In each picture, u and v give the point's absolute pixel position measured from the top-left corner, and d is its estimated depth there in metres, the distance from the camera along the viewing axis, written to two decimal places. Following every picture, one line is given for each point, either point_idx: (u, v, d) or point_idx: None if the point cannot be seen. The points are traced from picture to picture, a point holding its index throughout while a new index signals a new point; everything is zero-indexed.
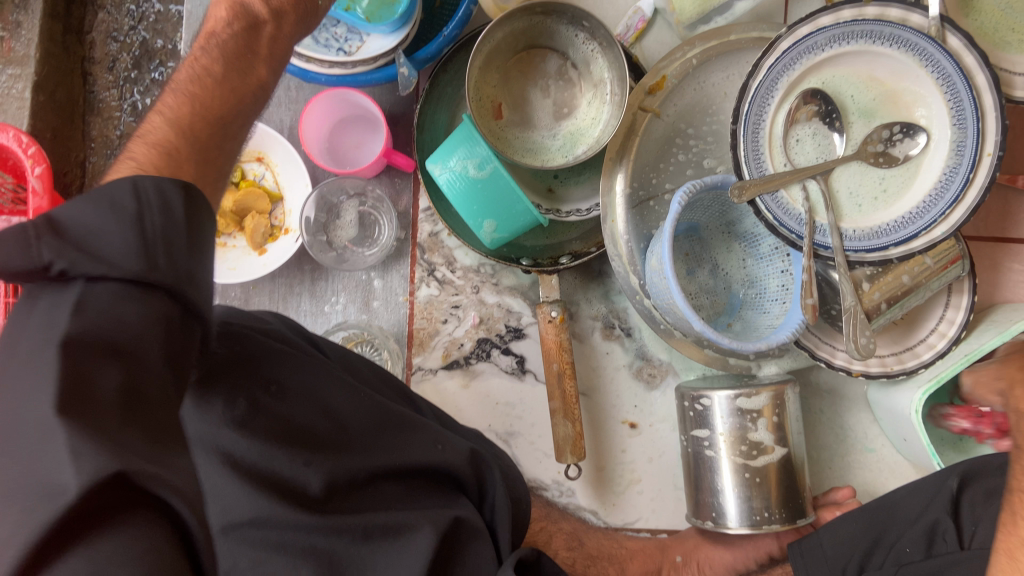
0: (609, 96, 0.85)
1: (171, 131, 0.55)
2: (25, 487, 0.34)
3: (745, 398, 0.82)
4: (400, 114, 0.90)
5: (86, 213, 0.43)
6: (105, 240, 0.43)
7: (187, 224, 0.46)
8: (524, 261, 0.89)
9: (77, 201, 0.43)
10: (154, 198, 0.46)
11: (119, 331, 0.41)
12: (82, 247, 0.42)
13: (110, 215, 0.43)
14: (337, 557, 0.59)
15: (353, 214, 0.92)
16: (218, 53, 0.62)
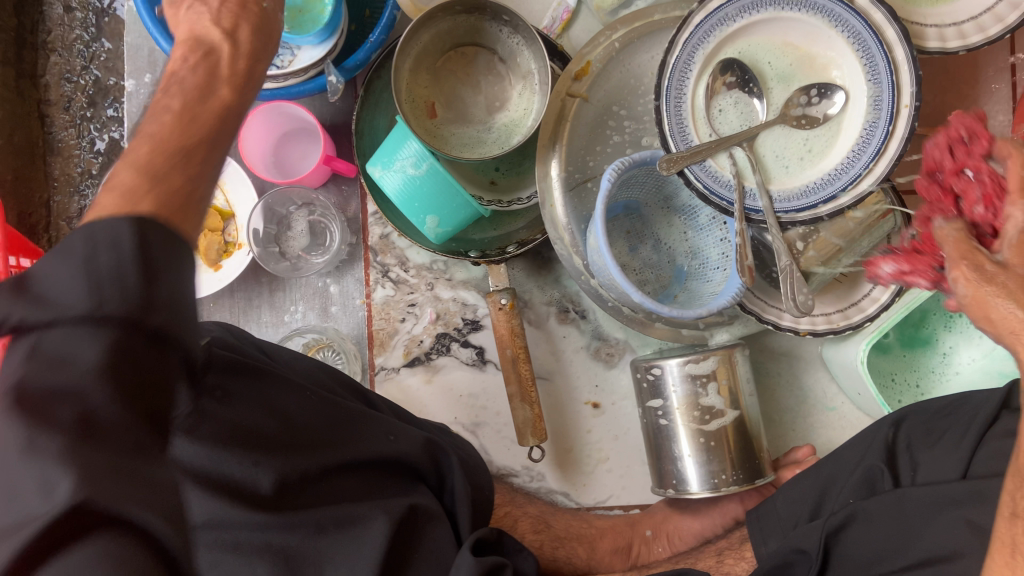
0: (536, 86, 0.88)
1: (138, 175, 0.46)
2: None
3: (694, 364, 0.83)
4: (342, 123, 0.94)
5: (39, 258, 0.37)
6: (58, 287, 0.36)
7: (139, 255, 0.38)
8: (473, 254, 0.91)
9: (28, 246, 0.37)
10: (98, 232, 0.37)
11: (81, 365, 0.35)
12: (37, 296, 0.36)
13: (60, 254, 0.37)
14: (292, 552, 0.60)
15: (304, 223, 0.95)
16: (178, 91, 0.54)
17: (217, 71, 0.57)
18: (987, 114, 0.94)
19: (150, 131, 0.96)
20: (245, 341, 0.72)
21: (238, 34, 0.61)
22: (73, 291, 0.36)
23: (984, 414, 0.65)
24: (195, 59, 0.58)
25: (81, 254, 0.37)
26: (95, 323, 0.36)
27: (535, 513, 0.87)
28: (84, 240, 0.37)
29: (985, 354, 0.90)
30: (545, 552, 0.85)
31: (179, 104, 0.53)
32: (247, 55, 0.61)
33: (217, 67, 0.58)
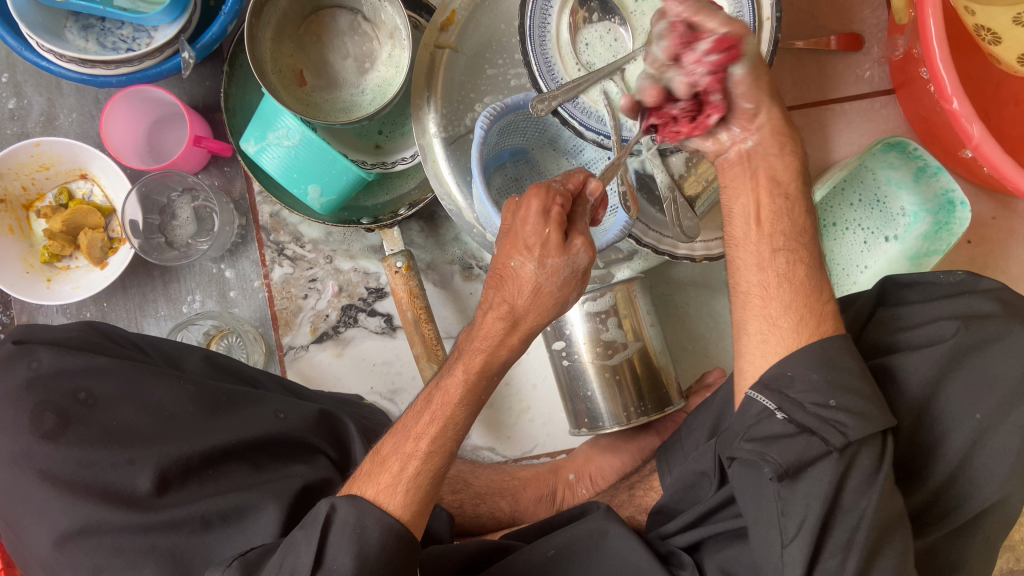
0: (404, 40, 0.86)
1: (463, 380, 0.62)
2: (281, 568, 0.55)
3: (592, 302, 0.83)
4: (214, 103, 0.91)
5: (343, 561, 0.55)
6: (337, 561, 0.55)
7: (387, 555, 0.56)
8: (364, 220, 0.89)
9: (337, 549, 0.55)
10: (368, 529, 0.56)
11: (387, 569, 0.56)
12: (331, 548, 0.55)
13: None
14: (181, 552, 0.61)
15: (188, 211, 0.93)
16: (530, 302, 0.59)
17: (518, 305, 0.59)
18: (862, 20, 0.94)
19: (18, 134, 0.93)
20: (119, 341, 0.73)
21: (576, 243, 0.58)
22: (302, 562, 0.54)
23: (860, 314, 0.68)
24: (558, 258, 0.57)
25: (317, 526, 0.56)
26: (329, 568, 0.54)
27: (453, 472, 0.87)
28: (323, 510, 0.56)
29: (881, 258, 0.93)
30: (466, 510, 0.86)
31: (463, 368, 0.62)
32: (549, 297, 0.59)
33: (525, 300, 0.59)
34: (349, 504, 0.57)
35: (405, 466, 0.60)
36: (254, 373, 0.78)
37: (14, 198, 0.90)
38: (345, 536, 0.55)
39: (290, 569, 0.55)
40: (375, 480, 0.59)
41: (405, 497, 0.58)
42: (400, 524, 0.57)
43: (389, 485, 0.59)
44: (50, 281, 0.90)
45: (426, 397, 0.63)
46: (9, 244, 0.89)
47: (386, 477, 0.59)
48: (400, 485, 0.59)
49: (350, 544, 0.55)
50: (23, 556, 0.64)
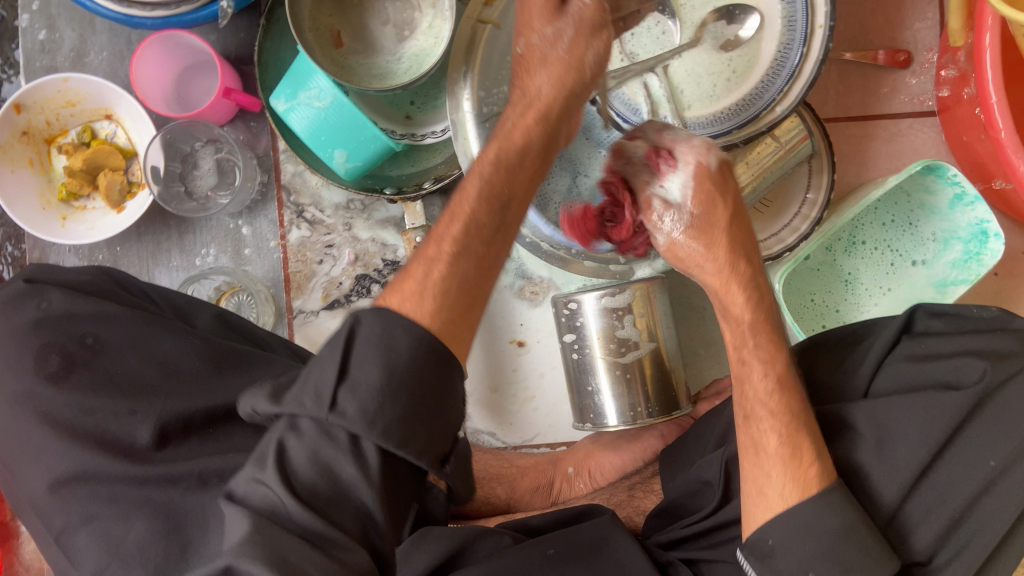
0: (447, 12, 0.85)
1: (479, 202, 0.58)
2: (306, 391, 0.49)
3: (611, 297, 0.82)
4: (246, 55, 0.90)
5: (372, 371, 0.48)
6: (366, 372, 0.48)
7: (417, 369, 0.49)
8: (388, 190, 0.89)
9: (364, 358, 0.49)
10: (394, 337, 0.49)
11: (423, 375, 0.49)
12: (367, 360, 0.49)
13: (379, 394, 0.48)
14: (174, 507, 0.59)
15: (210, 162, 0.90)
16: (499, 163, 0.60)
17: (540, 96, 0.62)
18: (913, 38, 0.92)
19: (47, 67, 0.92)
20: (130, 289, 0.72)
21: (573, 3, 0.61)
22: (327, 380, 0.49)
23: (888, 334, 0.65)
24: (558, 21, 0.61)
25: (340, 340, 0.50)
26: (355, 379, 0.48)
27: None
28: (345, 324, 0.51)
29: (906, 283, 0.91)
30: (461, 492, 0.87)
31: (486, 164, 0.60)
32: (563, 65, 0.62)
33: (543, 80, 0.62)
34: (375, 317, 0.50)
35: (429, 276, 0.54)
36: (264, 335, 0.77)
37: (37, 132, 0.89)
38: (371, 347, 0.49)
39: (313, 386, 0.49)
40: (398, 290, 0.53)
41: (436, 305, 0.52)
42: (436, 339, 0.50)
43: (421, 289, 0.53)
44: (65, 220, 0.89)
45: (449, 211, 0.58)
46: (28, 178, 0.88)
47: (411, 283, 0.53)
48: (428, 291, 0.52)
49: (378, 355, 0.49)
50: (15, 495, 0.63)
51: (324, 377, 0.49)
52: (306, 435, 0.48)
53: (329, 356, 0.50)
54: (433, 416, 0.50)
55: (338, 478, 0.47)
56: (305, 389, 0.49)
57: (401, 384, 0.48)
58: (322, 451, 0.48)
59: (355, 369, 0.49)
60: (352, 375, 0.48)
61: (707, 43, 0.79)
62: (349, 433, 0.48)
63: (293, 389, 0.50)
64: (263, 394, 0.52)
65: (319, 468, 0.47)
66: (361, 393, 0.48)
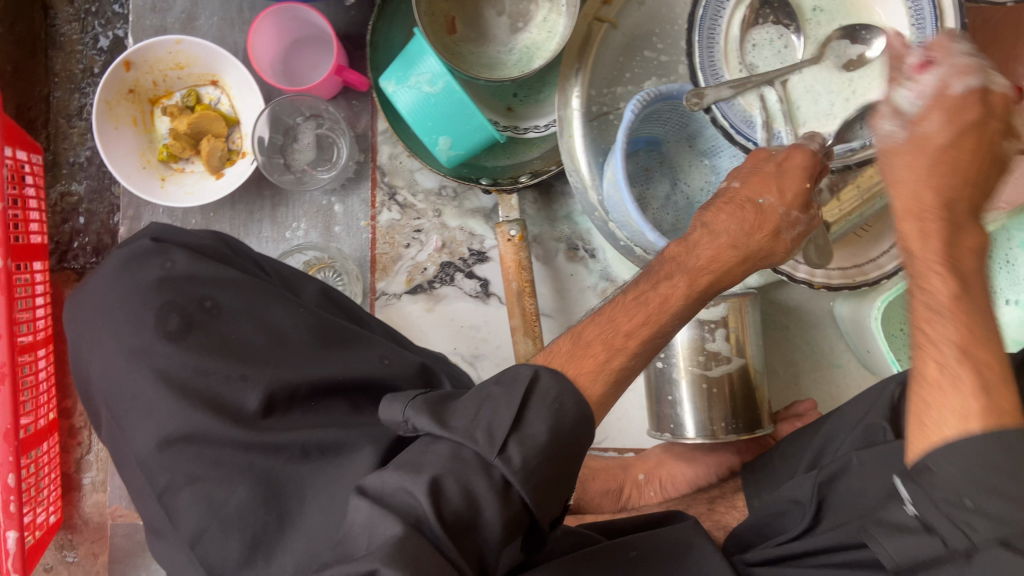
0: (564, 7, 0.84)
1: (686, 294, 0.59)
2: (474, 423, 0.49)
3: (705, 309, 0.81)
4: (356, 34, 0.90)
5: (540, 427, 0.49)
6: (533, 429, 0.49)
7: (569, 440, 0.50)
8: (484, 180, 0.88)
9: (533, 416, 0.49)
10: (564, 407, 0.50)
11: (571, 446, 0.50)
12: (533, 417, 0.49)
13: (541, 455, 0.48)
14: (274, 475, 0.59)
15: (311, 136, 0.91)
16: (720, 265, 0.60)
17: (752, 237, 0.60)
18: None
19: (156, 27, 0.92)
20: (243, 256, 0.73)
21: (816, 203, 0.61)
22: (501, 421, 0.49)
23: None
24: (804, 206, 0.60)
25: (519, 388, 0.50)
26: (525, 433, 0.49)
27: None
28: (526, 374, 0.51)
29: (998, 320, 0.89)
30: None
31: (687, 282, 0.59)
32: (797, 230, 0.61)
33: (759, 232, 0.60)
34: (554, 378, 0.51)
35: (610, 359, 0.54)
36: (363, 313, 0.77)
37: (143, 91, 0.89)
38: (544, 405, 0.50)
39: (487, 422, 0.49)
40: (578, 361, 0.53)
41: (607, 388, 0.53)
42: (592, 411, 0.52)
43: (593, 369, 0.53)
44: (164, 180, 0.89)
45: (634, 297, 0.58)
46: (130, 136, 0.88)
47: (588, 361, 0.54)
48: (603, 374, 0.53)
49: (548, 414, 0.50)
50: (121, 453, 0.64)
51: (495, 417, 0.49)
52: (466, 464, 0.48)
53: (500, 398, 0.50)
54: (566, 481, 0.51)
55: (481, 515, 0.47)
56: (477, 423, 0.49)
57: (557, 449, 0.49)
58: (472, 481, 0.47)
59: (526, 422, 0.49)
60: (524, 426, 0.49)
61: (829, 62, 0.75)
62: (503, 478, 0.48)
63: (459, 416, 0.50)
64: (424, 410, 0.52)
65: (467, 501, 0.47)
66: (526, 445, 0.48)
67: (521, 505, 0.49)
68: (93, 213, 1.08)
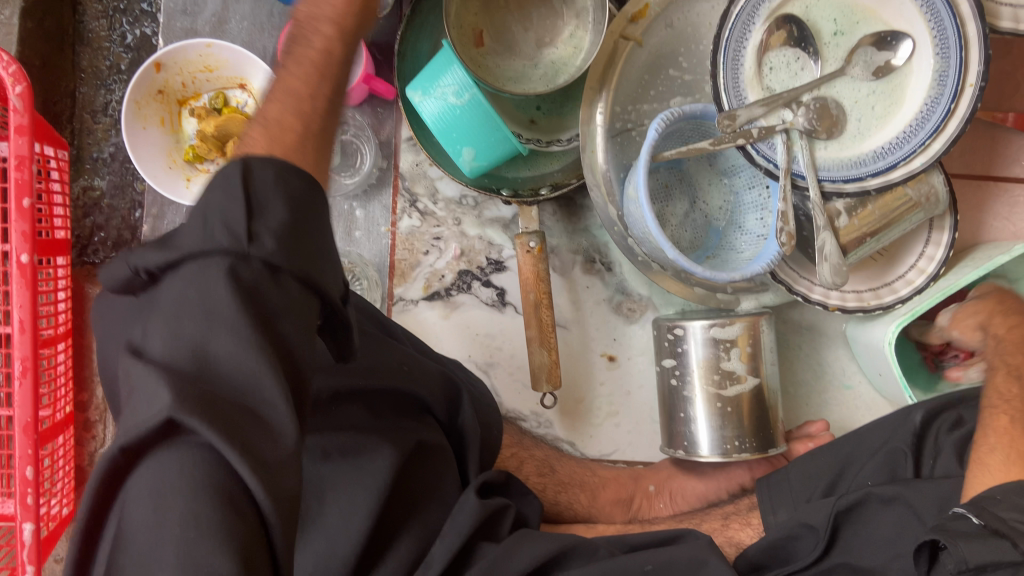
0: (591, 23, 0.85)
1: (307, 83, 0.49)
2: (195, 233, 0.40)
3: (720, 328, 0.82)
4: (383, 42, 0.91)
5: (274, 211, 0.41)
6: (259, 212, 0.40)
7: (300, 216, 0.42)
8: (505, 191, 0.89)
9: (264, 204, 0.41)
10: (276, 181, 0.42)
11: (303, 210, 0.43)
12: (252, 205, 0.40)
13: (284, 228, 0.41)
14: None
15: (335, 142, 0.92)
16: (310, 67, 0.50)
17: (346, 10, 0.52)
18: None
19: (186, 29, 0.93)
20: None
21: None
22: (232, 215, 0.40)
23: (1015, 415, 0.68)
24: None
25: (228, 181, 0.41)
26: (259, 217, 0.40)
27: (541, 456, 0.87)
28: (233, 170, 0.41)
29: None
30: (546, 495, 0.86)
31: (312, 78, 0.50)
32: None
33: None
34: (266, 162, 0.42)
35: (305, 134, 0.47)
36: (387, 320, 0.79)
37: (172, 92, 0.90)
38: (271, 189, 0.42)
39: (220, 221, 0.40)
40: (278, 138, 0.45)
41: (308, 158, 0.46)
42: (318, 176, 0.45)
43: (297, 144, 0.46)
44: (188, 181, 0.90)
45: (287, 56, 0.51)
46: (157, 136, 0.89)
47: (285, 133, 0.46)
48: (308, 143, 0.47)
49: (281, 194, 0.42)
50: None
51: (211, 211, 0.40)
52: (209, 272, 0.39)
53: (203, 215, 0.40)
54: (320, 255, 0.43)
55: (263, 308, 0.40)
56: (206, 229, 0.40)
57: (296, 225, 0.42)
58: (232, 278, 0.39)
59: (232, 228, 0.40)
60: (260, 213, 0.41)
61: (858, 69, 0.79)
62: (265, 265, 0.40)
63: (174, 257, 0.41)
64: (151, 246, 0.42)
65: (228, 339, 0.39)
66: (274, 247, 0.40)
67: (296, 288, 0.42)
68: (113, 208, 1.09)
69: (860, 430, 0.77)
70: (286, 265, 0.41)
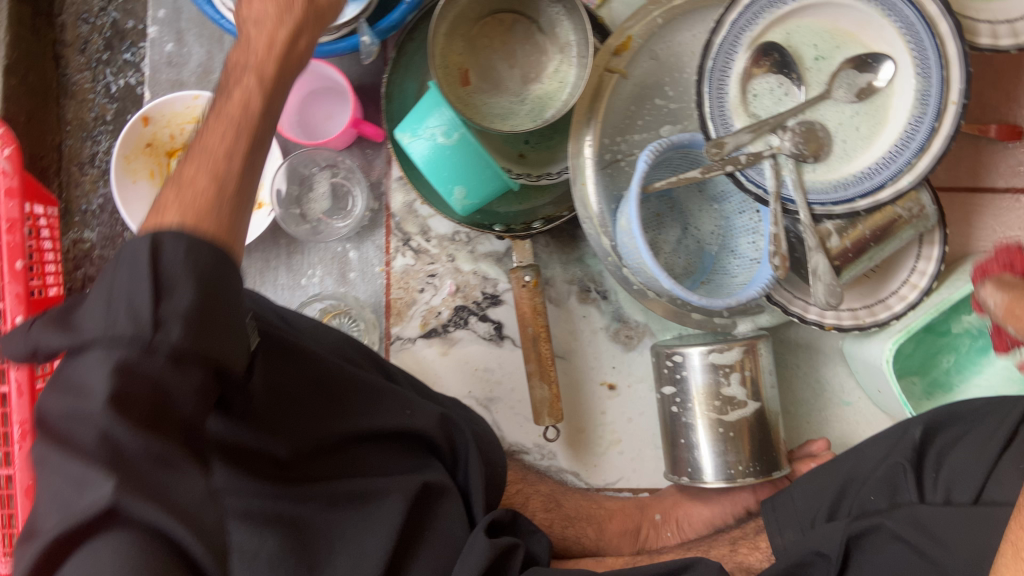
0: (576, 58, 0.86)
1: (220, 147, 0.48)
2: (100, 318, 0.39)
3: (719, 353, 0.83)
4: (369, 84, 0.92)
5: (181, 291, 0.40)
6: (168, 294, 0.40)
7: (213, 288, 0.42)
8: (498, 227, 0.89)
9: (177, 286, 0.41)
10: (188, 251, 0.42)
11: (215, 275, 0.42)
12: (161, 289, 0.40)
13: (200, 304, 0.41)
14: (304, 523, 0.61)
15: (325, 186, 0.93)
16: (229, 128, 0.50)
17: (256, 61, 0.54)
18: None
19: (172, 80, 0.94)
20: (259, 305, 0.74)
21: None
22: (137, 301, 0.39)
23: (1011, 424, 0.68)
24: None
25: (136, 260, 0.40)
26: (168, 303, 0.40)
27: (546, 491, 0.88)
28: (142, 246, 0.41)
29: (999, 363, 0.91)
30: (554, 532, 0.85)
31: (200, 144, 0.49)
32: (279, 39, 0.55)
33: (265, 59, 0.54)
34: (178, 233, 0.42)
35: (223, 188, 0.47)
36: (384, 362, 0.78)
37: (160, 144, 0.90)
38: (174, 265, 0.41)
39: (124, 301, 0.39)
40: (191, 197, 0.45)
41: (222, 217, 0.45)
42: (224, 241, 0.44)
43: (195, 205, 0.44)
44: None
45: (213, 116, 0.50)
46: (148, 189, 0.89)
47: (186, 194, 0.45)
48: (209, 200, 0.45)
49: (193, 266, 0.41)
50: None
51: (117, 295, 0.40)
52: (118, 356, 0.38)
53: (100, 292, 0.40)
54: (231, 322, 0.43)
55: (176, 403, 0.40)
56: (110, 312, 0.39)
57: (210, 303, 0.42)
58: (136, 366, 0.39)
59: (132, 306, 0.39)
60: (168, 297, 0.40)
61: (841, 91, 0.80)
62: (168, 349, 0.39)
63: (86, 312, 0.41)
64: (51, 325, 0.41)
65: (138, 428, 0.38)
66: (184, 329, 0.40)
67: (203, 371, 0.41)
68: (104, 259, 1.08)
69: (860, 446, 0.77)
70: (197, 351, 0.40)
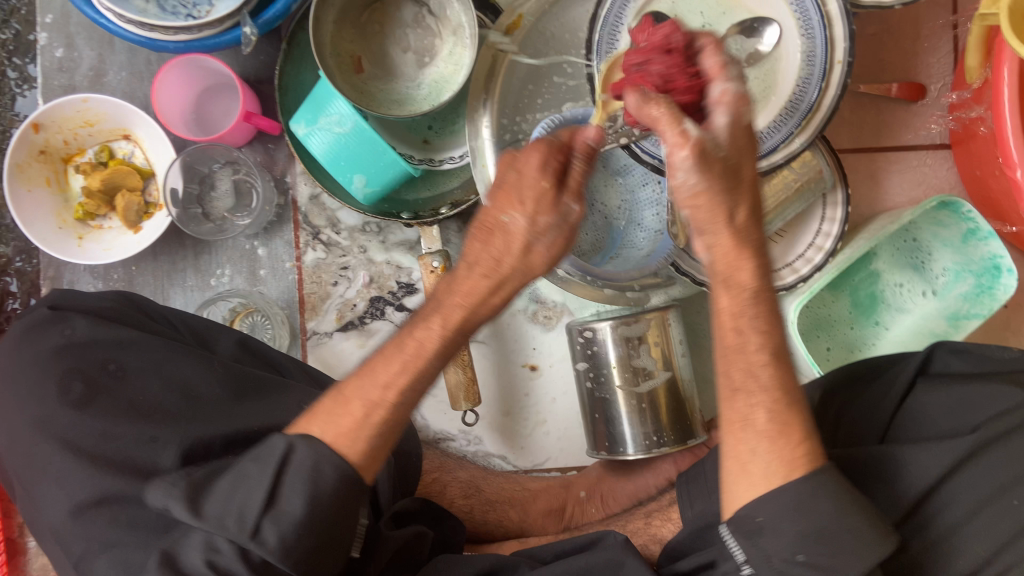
0: (467, 38, 0.84)
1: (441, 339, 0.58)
2: (229, 503, 0.53)
3: (627, 326, 0.83)
4: (265, 77, 0.90)
5: (296, 493, 0.53)
6: (291, 503, 0.53)
7: (330, 495, 0.54)
8: (405, 215, 0.88)
9: (291, 486, 0.53)
10: (308, 468, 0.54)
11: (323, 505, 0.54)
12: (274, 508, 0.53)
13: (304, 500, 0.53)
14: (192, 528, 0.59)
15: (228, 183, 0.92)
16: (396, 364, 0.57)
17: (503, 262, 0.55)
18: (926, 71, 0.93)
19: (65, 86, 0.95)
20: (149, 315, 0.74)
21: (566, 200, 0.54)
22: (251, 502, 0.53)
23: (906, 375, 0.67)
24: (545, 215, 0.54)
25: (272, 460, 0.54)
26: (280, 509, 0.53)
27: (465, 478, 0.89)
28: (279, 447, 0.55)
29: (917, 312, 0.91)
30: (473, 516, 0.87)
31: (441, 321, 0.57)
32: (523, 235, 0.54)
33: (510, 258, 0.55)
34: (307, 448, 0.54)
35: (369, 414, 0.57)
36: (283, 360, 0.77)
37: (55, 150, 0.89)
38: (300, 478, 0.54)
39: (238, 509, 0.53)
40: (335, 424, 0.56)
41: (367, 444, 0.56)
42: (354, 472, 0.55)
43: (351, 433, 0.56)
44: (81, 239, 0.88)
45: (394, 343, 0.58)
46: (44, 197, 0.88)
47: (340, 421, 0.56)
48: (363, 432, 0.56)
49: (305, 487, 0.53)
50: (36, 524, 0.63)
51: (245, 478, 0.54)
52: (222, 547, 0.53)
53: (235, 477, 0.55)
54: (341, 540, 0.55)
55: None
56: (229, 508, 0.53)
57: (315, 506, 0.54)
58: (238, 543, 0.53)
59: (255, 493, 0.53)
60: (281, 505, 0.53)
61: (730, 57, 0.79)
62: (264, 557, 0.53)
63: (214, 499, 0.54)
64: (181, 494, 0.54)
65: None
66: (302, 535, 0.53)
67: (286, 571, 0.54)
68: None
69: None
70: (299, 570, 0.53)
